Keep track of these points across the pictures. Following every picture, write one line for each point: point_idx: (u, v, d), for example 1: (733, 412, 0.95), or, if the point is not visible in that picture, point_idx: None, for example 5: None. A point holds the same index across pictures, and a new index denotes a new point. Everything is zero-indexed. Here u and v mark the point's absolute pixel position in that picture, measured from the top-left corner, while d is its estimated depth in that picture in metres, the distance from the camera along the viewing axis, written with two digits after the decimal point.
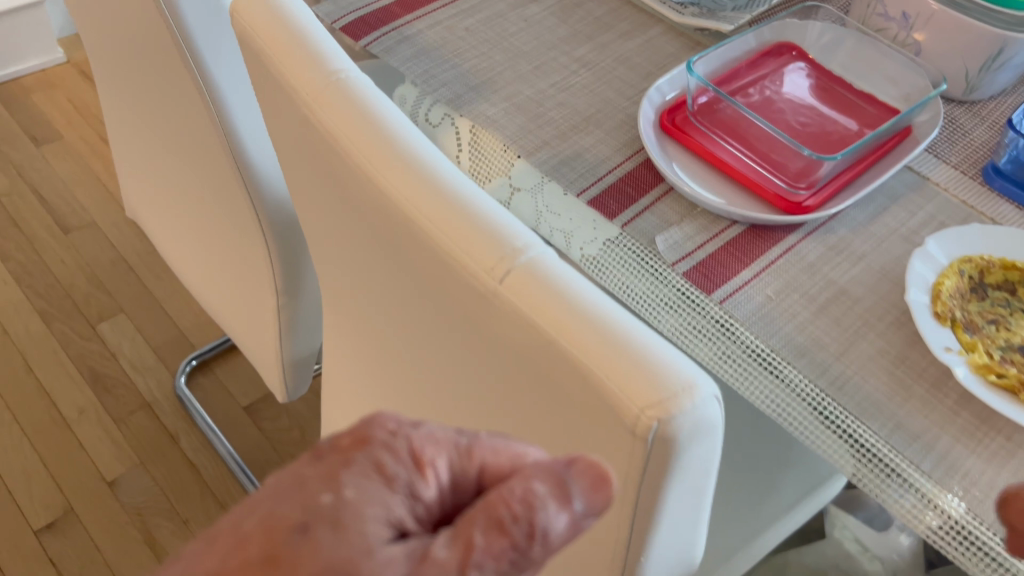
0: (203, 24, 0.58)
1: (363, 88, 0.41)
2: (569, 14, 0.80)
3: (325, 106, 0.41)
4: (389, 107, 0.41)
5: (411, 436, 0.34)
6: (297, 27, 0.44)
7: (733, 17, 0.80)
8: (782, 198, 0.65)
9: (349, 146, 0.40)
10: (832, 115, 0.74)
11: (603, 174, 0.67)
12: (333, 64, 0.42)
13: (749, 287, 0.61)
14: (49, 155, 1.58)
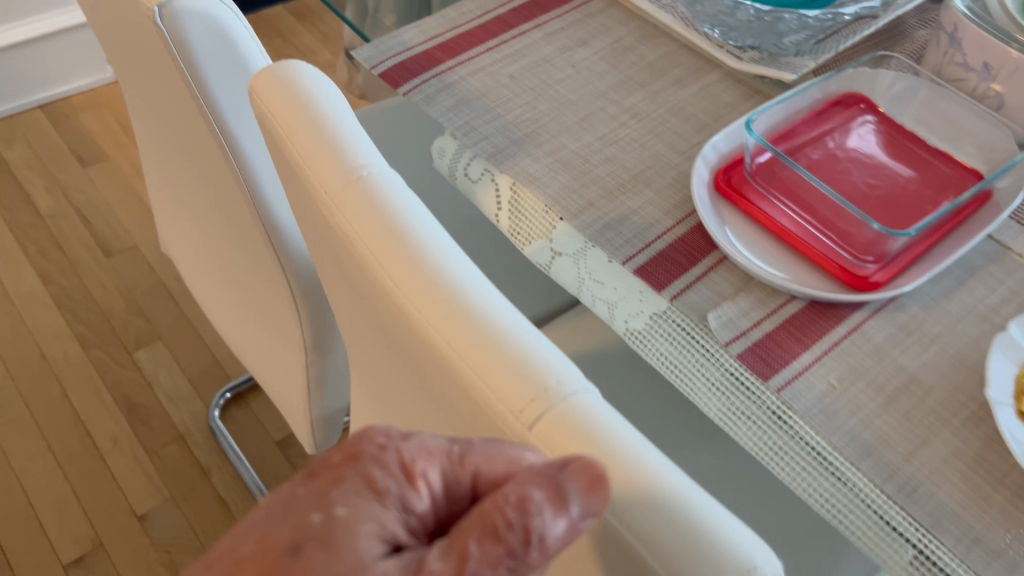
0: (226, 85, 0.53)
1: (390, 188, 0.38)
2: (621, 59, 0.76)
3: (348, 206, 0.38)
4: (420, 209, 0.38)
5: (401, 448, 0.33)
6: (322, 114, 0.41)
7: (796, 63, 0.75)
8: (847, 273, 0.59)
9: (371, 254, 0.37)
10: (904, 175, 0.68)
11: (652, 240, 0.62)
12: (360, 158, 0.39)
13: (809, 372, 0.56)
14: (95, 176, 1.59)
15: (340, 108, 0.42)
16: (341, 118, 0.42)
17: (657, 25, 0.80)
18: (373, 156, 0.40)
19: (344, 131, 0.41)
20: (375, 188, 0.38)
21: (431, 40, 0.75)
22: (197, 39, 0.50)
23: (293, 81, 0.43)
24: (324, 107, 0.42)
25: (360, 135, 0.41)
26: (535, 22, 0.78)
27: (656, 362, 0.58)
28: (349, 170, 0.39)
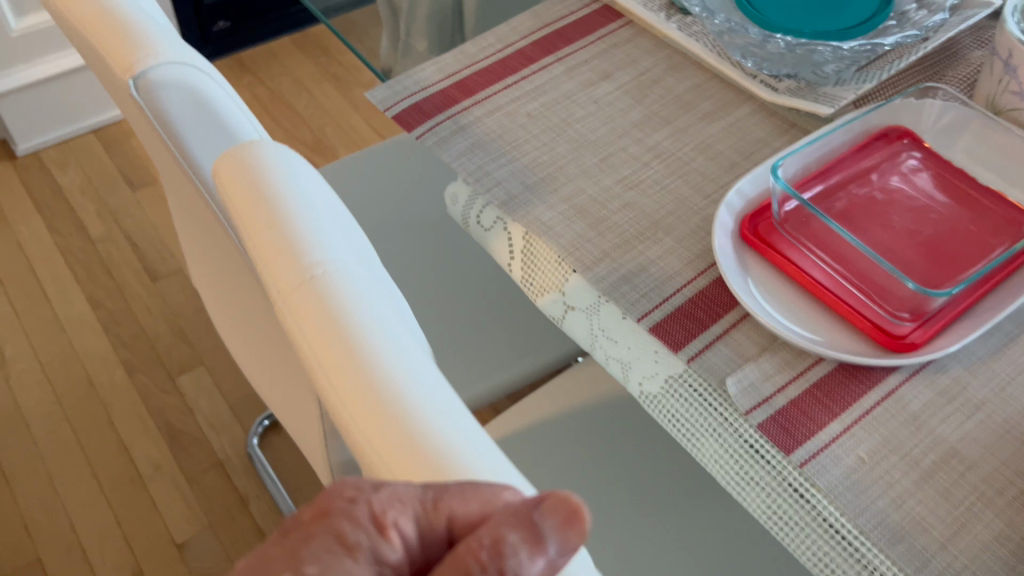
0: None
1: (346, 287, 0.40)
2: (646, 92, 0.72)
3: (302, 307, 0.39)
4: (373, 308, 0.40)
5: (371, 499, 0.35)
6: (285, 203, 0.42)
7: (835, 94, 0.69)
8: (883, 332, 0.55)
9: (317, 357, 0.38)
10: (950, 218, 0.63)
11: (670, 293, 0.59)
12: (318, 255, 0.40)
13: (836, 445, 0.52)
14: (145, 202, 1.63)
15: (304, 194, 0.43)
16: (303, 207, 0.42)
17: (687, 53, 0.76)
18: (332, 250, 0.41)
19: (304, 225, 0.41)
20: (330, 290, 0.39)
21: (448, 78, 0.73)
22: (179, 113, 0.44)
23: (257, 159, 0.43)
24: (287, 194, 0.42)
25: (320, 226, 0.42)
26: (556, 55, 0.75)
27: (672, 427, 0.55)
28: (305, 268, 0.40)
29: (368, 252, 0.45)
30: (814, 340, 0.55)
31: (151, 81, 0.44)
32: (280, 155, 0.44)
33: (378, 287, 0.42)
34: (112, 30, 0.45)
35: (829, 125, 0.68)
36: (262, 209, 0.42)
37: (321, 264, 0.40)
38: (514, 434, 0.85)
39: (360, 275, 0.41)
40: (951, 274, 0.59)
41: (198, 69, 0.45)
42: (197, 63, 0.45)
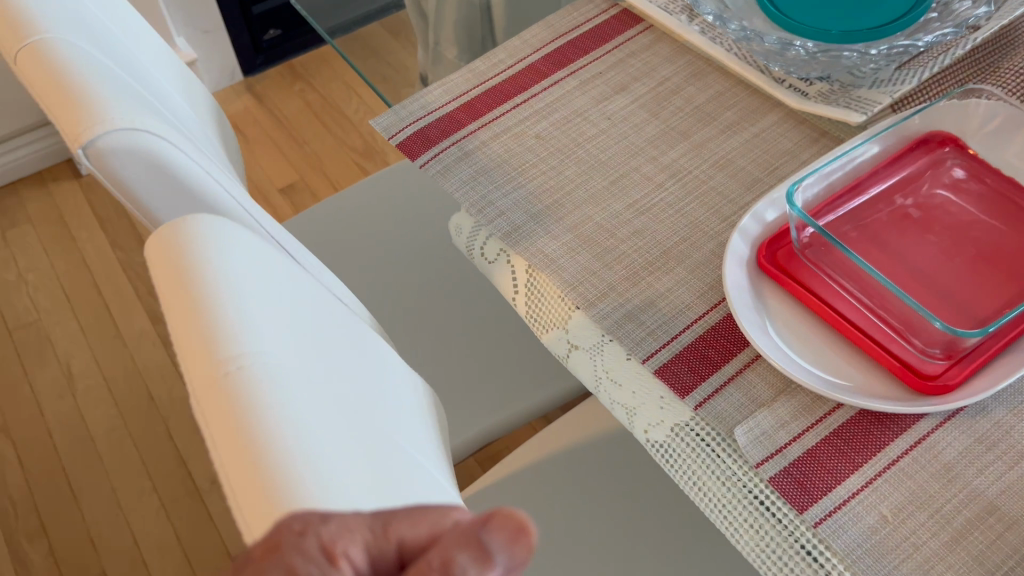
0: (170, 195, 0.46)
1: (265, 388, 0.33)
2: (663, 105, 0.68)
3: (210, 412, 0.33)
4: (294, 417, 0.33)
5: (321, 531, 0.29)
6: (204, 284, 0.35)
7: (870, 98, 0.64)
8: (912, 373, 0.50)
9: (224, 468, 0.32)
10: (999, 233, 0.57)
11: (679, 330, 0.55)
12: (236, 346, 0.34)
13: (856, 501, 0.47)
14: None
15: (231, 273, 0.37)
16: (226, 289, 0.36)
17: (710, 59, 0.71)
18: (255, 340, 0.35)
19: (224, 308, 0.35)
20: (245, 391, 0.33)
21: (455, 100, 0.70)
22: (131, 169, 0.43)
23: (180, 233, 0.37)
24: (207, 274, 0.36)
25: (243, 313, 0.35)
26: (569, 69, 0.71)
27: (679, 477, 0.51)
28: (217, 363, 0.33)
29: (301, 338, 0.39)
30: (834, 383, 0.51)
31: (102, 146, 0.42)
32: (208, 229, 0.38)
33: (304, 385, 0.36)
34: (57, 93, 0.43)
35: (861, 134, 0.62)
36: (186, 279, 0.36)
37: (238, 356, 0.33)
38: (545, 459, 0.82)
39: (283, 372, 0.35)
40: (998, 299, 0.53)
41: (152, 127, 0.44)
42: (149, 121, 0.44)
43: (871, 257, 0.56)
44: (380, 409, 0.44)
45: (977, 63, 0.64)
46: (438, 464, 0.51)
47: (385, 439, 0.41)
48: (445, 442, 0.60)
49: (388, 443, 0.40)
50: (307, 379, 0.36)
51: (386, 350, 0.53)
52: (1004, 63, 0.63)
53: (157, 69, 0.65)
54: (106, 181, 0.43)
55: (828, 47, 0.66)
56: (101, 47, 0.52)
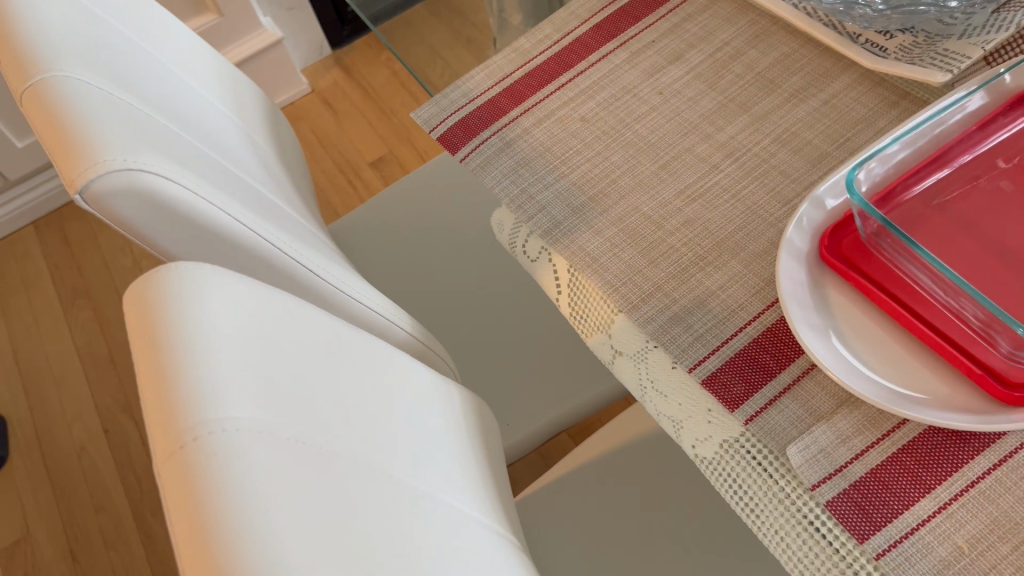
0: (163, 217, 0.45)
1: (227, 461, 0.31)
2: (721, 73, 0.62)
3: (170, 489, 0.31)
4: (258, 491, 0.31)
5: None
6: (173, 346, 0.33)
7: (957, 51, 0.55)
8: (997, 380, 0.43)
9: (182, 550, 0.30)
10: None
11: (731, 333, 0.50)
12: (198, 414, 0.32)
13: (926, 530, 0.42)
14: None
15: (207, 329, 0.35)
16: (198, 347, 0.34)
17: (775, 16, 0.64)
18: (225, 404, 0.32)
19: (193, 372, 0.33)
20: (203, 467, 0.30)
21: (497, 84, 0.66)
22: (123, 194, 0.43)
23: (160, 287, 0.36)
24: (181, 333, 0.34)
25: (215, 373, 0.33)
26: (619, 39, 0.66)
27: (731, 496, 0.47)
28: (178, 435, 0.31)
29: (292, 388, 0.36)
30: (901, 394, 0.45)
31: (98, 179, 0.42)
32: (190, 279, 0.36)
33: (281, 448, 0.33)
34: (58, 136, 0.43)
35: (944, 97, 0.54)
36: (156, 340, 0.34)
37: (199, 426, 0.31)
38: (620, 448, 0.79)
39: (254, 439, 0.32)
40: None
41: (153, 164, 0.44)
42: (149, 157, 0.44)
43: (954, 242, 0.49)
44: (398, 452, 0.41)
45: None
46: (473, 487, 0.48)
47: (390, 494, 0.37)
48: (494, 451, 0.58)
49: (393, 499, 0.37)
50: (286, 439, 0.34)
51: (420, 369, 0.50)
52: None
53: (186, 68, 0.65)
54: (103, 213, 0.43)
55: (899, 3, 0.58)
56: (115, 71, 0.52)
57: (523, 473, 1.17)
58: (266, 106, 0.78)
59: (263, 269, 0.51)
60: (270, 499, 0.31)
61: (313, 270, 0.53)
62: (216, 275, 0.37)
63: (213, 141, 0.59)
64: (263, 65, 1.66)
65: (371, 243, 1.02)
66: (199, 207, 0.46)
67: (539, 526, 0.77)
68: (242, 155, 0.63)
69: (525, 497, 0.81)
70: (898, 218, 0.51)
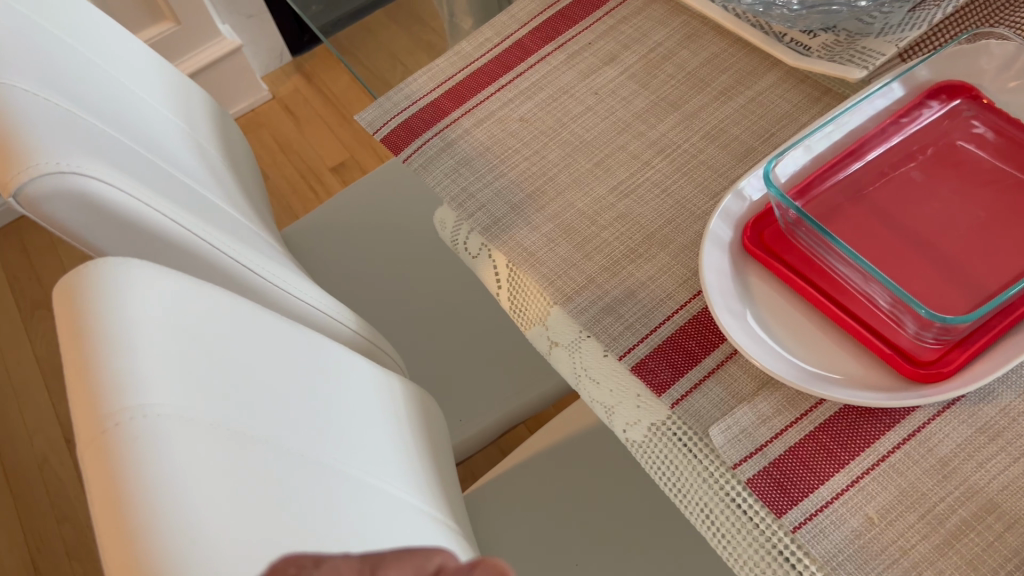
0: (101, 219, 0.46)
1: (147, 445, 0.32)
2: (654, 73, 0.64)
3: (92, 471, 0.32)
4: (179, 475, 0.32)
5: None
6: (100, 335, 0.35)
7: (874, 48, 0.58)
8: (902, 360, 0.46)
9: (100, 528, 0.31)
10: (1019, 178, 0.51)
11: (659, 322, 0.52)
12: (123, 400, 0.33)
13: (839, 503, 0.44)
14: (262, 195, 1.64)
15: (136, 320, 0.36)
16: (124, 337, 0.35)
17: (706, 17, 0.66)
18: (150, 391, 0.34)
19: (117, 361, 0.34)
20: (124, 450, 0.32)
21: (439, 86, 0.68)
22: (54, 197, 0.44)
23: (89, 279, 0.37)
24: (108, 323, 0.35)
25: (139, 362, 0.34)
26: (557, 42, 0.68)
27: (659, 477, 0.49)
28: (102, 419, 0.33)
29: (216, 378, 0.38)
30: (817, 374, 0.47)
31: (29, 185, 0.43)
32: (119, 272, 0.37)
33: (206, 435, 0.35)
34: None
35: (860, 92, 0.57)
36: (84, 330, 0.35)
37: (121, 412, 0.33)
38: (571, 440, 0.81)
39: (176, 426, 0.34)
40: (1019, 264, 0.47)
41: (89, 168, 0.46)
42: (85, 161, 0.46)
43: (868, 231, 0.52)
44: (327, 441, 0.42)
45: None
46: (409, 474, 0.50)
47: (316, 482, 0.39)
48: (437, 443, 0.60)
49: (318, 487, 0.39)
50: (208, 426, 0.35)
51: (359, 362, 0.51)
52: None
53: (133, 77, 0.66)
54: (38, 213, 0.44)
55: (813, 2, 0.61)
56: (56, 79, 0.54)
57: (483, 468, 1.19)
58: (216, 112, 0.80)
59: (205, 272, 0.52)
60: (189, 480, 0.32)
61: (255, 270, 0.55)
62: (147, 270, 0.38)
63: (159, 148, 0.60)
64: (223, 72, 1.67)
65: (327, 245, 1.03)
66: (137, 210, 0.47)
67: (492, 517, 0.79)
68: (190, 162, 0.65)
69: (479, 490, 0.82)
70: (817, 207, 0.53)
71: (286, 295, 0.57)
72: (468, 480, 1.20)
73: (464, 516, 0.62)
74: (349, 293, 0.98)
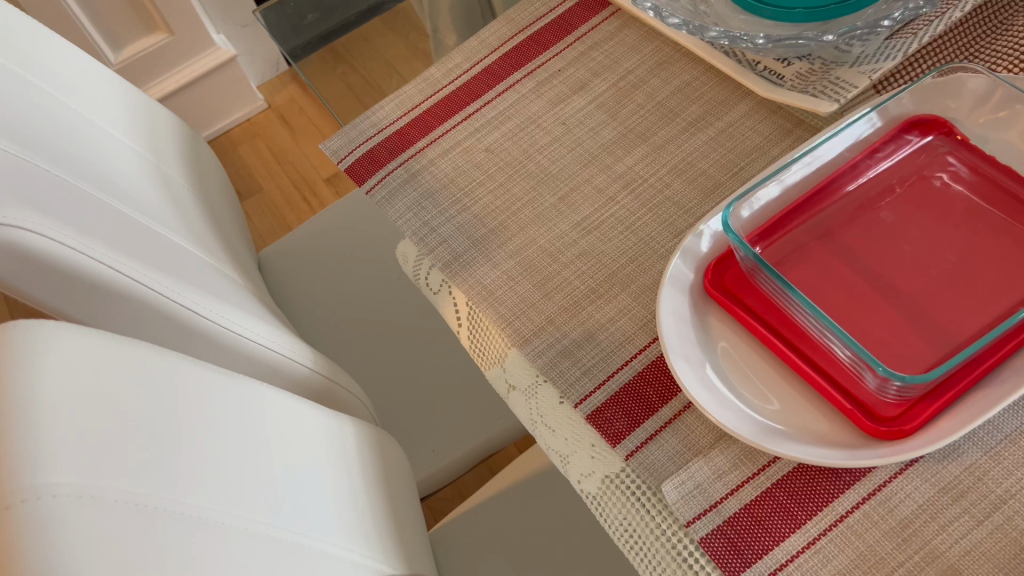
0: (38, 270, 0.48)
1: (41, 528, 0.32)
2: (623, 102, 0.62)
3: None
4: (73, 559, 0.32)
5: None
6: (6, 411, 0.35)
7: (847, 79, 0.55)
8: (861, 416, 0.43)
9: None
10: (995, 216, 0.48)
11: (616, 368, 0.50)
12: (21, 481, 0.33)
13: (793, 566, 0.42)
14: (251, 210, 1.66)
15: (46, 396, 0.36)
16: (30, 413, 0.35)
17: (679, 43, 0.65)
18: (51, 469, 0.34)
19: (21, 439, 0.34)
20: (17, 533, 0.32)
21: (406, 114, 0.67)
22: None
23: (5, 350, 0.37)
24: (17, 397, 0.35)
25: (43, 439, 0.34)
26: (526, 68, 0.67)
27: (613, 532, 0.47)
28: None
29: (129, 448, 0.37)
30: (773, 430, 0.45)
31: None
32: (38, 343, 0.38)
33: (110, 513, 0.34)
34: None
35: (832, 126, 0.54)
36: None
37: (16, 494, 0.33)
38: (548, 469, 0.80)
39: (78, 504, 0.33)
40: (987, 313, 0.45)
41: (22, 219, 0.47)
42: (14, 210, 0.47)
43: (834, 272, 0.49)
44: (252, 501, 0.42)
45: (981, 25, 0.55)
46: (348, 525, 0.50)
47: (229, 555, 0.39)
48: (390, 485, 0.58)
49: (229, 558, 0.39)
50: (113, 500, 0.35)
51: (300, 405, 0.51)
52: (1018, 22, 0.54)
53: (93, 107, 0.68)
54: None
55: (778, 37, 0.56)
56: (5, 121, 0.55)
57: (471, 487, 1.19)
58: (184, 135, 0.81)
59: (147, 314, 0.53)
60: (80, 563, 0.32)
61: (198, 309, 0.56)
62: (65, 341, 0.39)
63: (113, 183, 0.61)
64: (216, 81, 1.69)
65: (309, 264, 1.02)
66: (70, 258, 0.49)
67: (467, 549, 0.78)
68: (148, 193, 0.66)
69: (453, 520, 0.81)
70: (782, 248, 0.51)
71: (233, 333, 0.59)
72: (456, 499, 1.19)
73: (423, 560, 0.60)
74: (329, 314, 0.97)
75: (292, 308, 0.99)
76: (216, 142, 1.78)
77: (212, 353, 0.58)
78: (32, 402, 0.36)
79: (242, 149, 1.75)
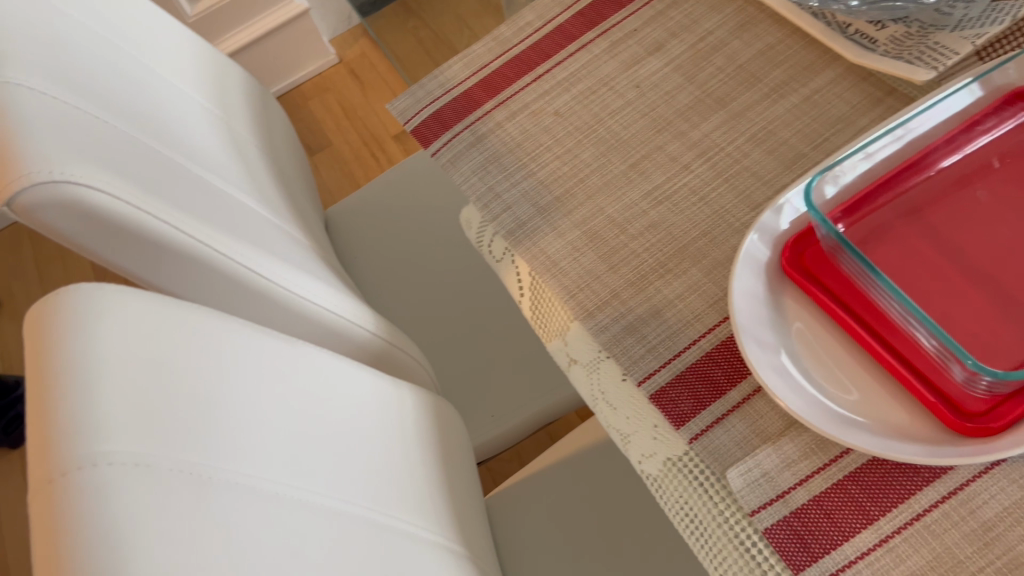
0: (99, 228, 0.48)
1: (93, 495, 0.32)
2: (701, 65, 0.59)
3: (38, 519, 0.32)
4: (126, 524, 0.32)
5: None
6: (61, 380, 0.35)
7: (947, 45, 0.51)
8: (946, 410, 0.41)
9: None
10: None
11: (683, 346, 0.48)
12: (75, 449, 0.33)
13: (864, 564, 0.40)
14: (320, 166, 1.67)
15: (101, 362, 0.36)
16: (84, 380, 0.35)
17: (764, 3, 0.61)
18: (106, 436, 0.34)
19: (73, 407, 0.34)
20: (69, 501, 0.32)
21: (474, 75, 0.65)
22: (51, 211, 0.46)
23: (60, 318, 0.37)
24: (71, 365, 0.36)
25: (96, 407, 0.35)
26: (600, 28, 0.64)
27: (672, 515, 0.46)
28: (53, 468, 0.33)
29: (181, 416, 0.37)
30: (848, 421, 0.43)
31: (27, 203, 0.46)
32: (94, 311, 0.38)
33: (162, 480, 0.34)
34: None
35: (928, 95, 0.50)
36: (48, 373, 0.36)
37: (70, 462, 0.33)
38: (608, 439, 0.79)
39: (130, 472, 0.33)
40: None
41: (86, 176, 0.47)
42: (81, 168, 0.47)
43: (921, 255, 0.46)
44: (304, 469, 0.42)
45: None
46: (402, 495, 0.49)
47: (279, 521, 0.38)
48: (446, 452, 0.58)
49: (280, 526, 0.38)
50: (165, 469, 0.35)
51: (358, 372, 0.51)
52: None
53: (163, 62, 0.68)
54: (44, 223, 0.47)
55: None
56: (72, 74, 0.55)
57: (530, 452, 1.19)
58: (252, 89, 0.81)
59: (209, 275, 0.53)
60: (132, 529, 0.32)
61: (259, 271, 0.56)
62: (120, 308, 0.39)
63: (182, 141, 0.61)
64: (289, 35, 1.69)
65: (374, 224, 1.02)
66: (134, 216, 0.49)
67: (523, 516, 0.78)
68: (215, 150, 0.66)
69: (511, 487, 0.80)
70: (866, 226, 0.48)
71: (295, 295, 0.58)
72: (515, 462, 1.20)
73: (477, 530, 0.60)
74: (393, 275, 0.97)
75: (356, 267, 0.99)
76: (287, 96, 1.79)
77: (273, 313, 0.58)
78: (84, 369, 0.36)
79: (313, 104, 1.76)
